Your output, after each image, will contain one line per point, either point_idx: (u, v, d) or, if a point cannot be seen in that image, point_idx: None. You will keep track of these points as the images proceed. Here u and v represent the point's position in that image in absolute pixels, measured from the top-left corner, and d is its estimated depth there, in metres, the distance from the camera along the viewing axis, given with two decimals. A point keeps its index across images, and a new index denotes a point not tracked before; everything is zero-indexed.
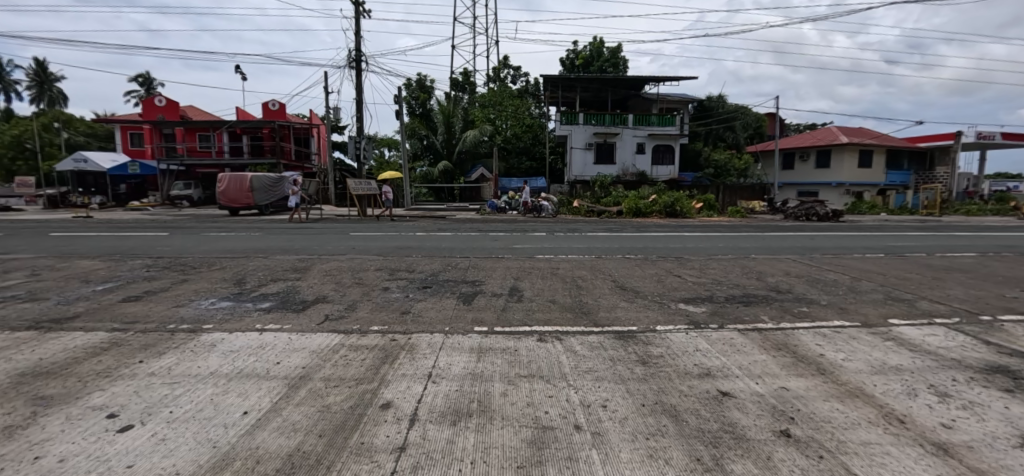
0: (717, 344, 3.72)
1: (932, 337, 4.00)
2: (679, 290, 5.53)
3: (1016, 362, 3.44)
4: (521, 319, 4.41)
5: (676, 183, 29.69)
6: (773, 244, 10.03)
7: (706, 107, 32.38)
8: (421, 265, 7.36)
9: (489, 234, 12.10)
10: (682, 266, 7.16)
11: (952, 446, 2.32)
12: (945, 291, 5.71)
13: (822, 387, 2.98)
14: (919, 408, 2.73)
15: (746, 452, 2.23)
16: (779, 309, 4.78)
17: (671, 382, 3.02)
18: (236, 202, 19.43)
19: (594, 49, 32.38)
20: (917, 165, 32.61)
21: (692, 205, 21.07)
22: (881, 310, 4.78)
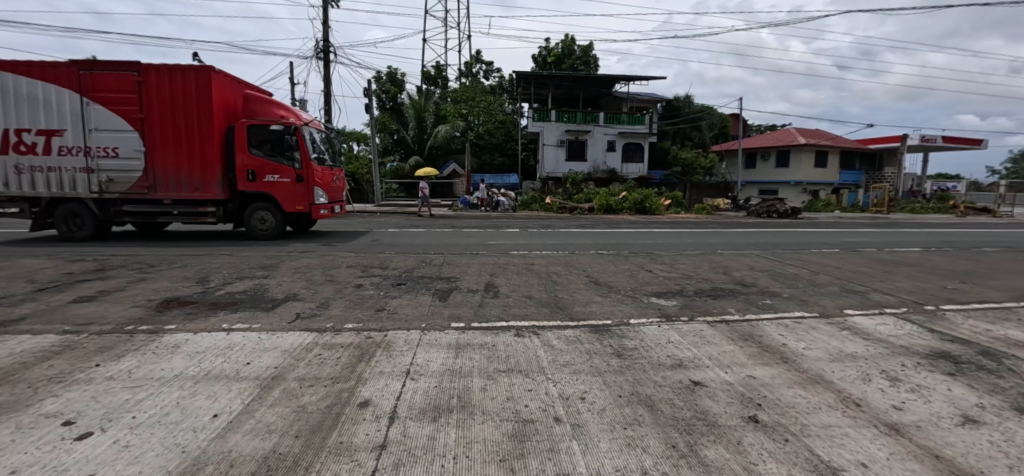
0: (688, 335, 3.85)
1: (884, 326, 4.27)
2: (651, 285, 5.66)
3: (957, 349, 3.73)
4: (498, 315, 4.43)
5: (645, 181, 30.47)
6: (738, 240, 10.41)
7: (674, 107, 33.27)
8: (394, 262, 7.24)
9: (463, 231, 12.04)
10: (654, 261, 7.35)
11: (903, 426, 2.50)
12: (895, 283, 6.09)
13: (786, 375, 3.13)
14: (873, 392, 2.92)
15: (717, 438, 2.33)
16: (745, 302, 4.98)
17: (646, 373, 3.11)
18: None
19: (566, 47, 32.64)
20: (867, 166, 34.57)
21: (661, 202, 21.60)
22: (838, 302, 5.06)
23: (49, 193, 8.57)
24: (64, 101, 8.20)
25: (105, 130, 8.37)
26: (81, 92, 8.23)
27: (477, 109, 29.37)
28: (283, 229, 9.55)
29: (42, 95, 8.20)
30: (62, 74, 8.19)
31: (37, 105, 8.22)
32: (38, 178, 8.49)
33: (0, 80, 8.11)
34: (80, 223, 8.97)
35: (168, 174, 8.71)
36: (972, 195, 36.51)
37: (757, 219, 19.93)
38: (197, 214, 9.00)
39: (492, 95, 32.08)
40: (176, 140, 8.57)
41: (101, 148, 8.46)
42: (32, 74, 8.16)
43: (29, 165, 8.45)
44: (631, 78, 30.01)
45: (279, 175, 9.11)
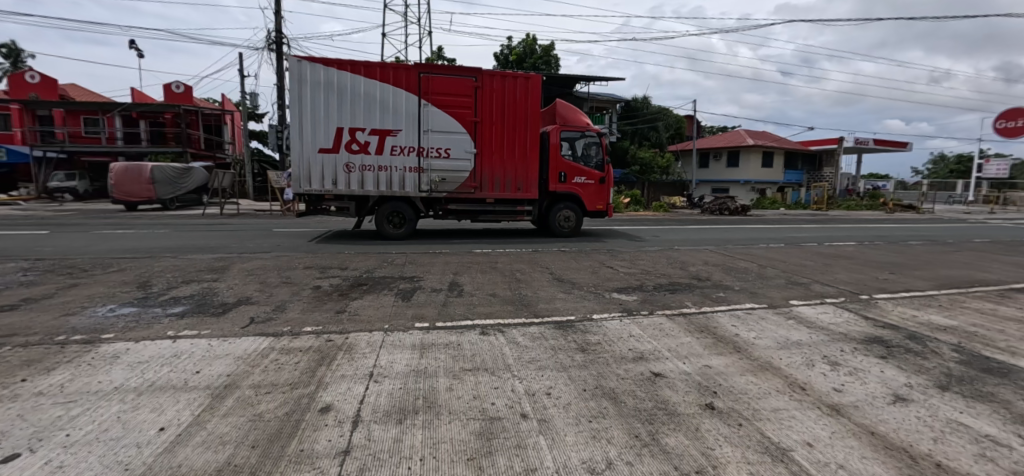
0: (648, 329, 3.98)
1: (825, 314, 4.58)
2: (613, 280, 5.82)
3: (888, 334, 4.06)
4: (463, 314, 4.41)
5: None
6: (693, 237, 10.85)
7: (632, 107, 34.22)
8: (354, 263, 7.06)
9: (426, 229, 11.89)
10: (614, 258, 7.54)
11: (843, 406, 2.70)
12: (834, 275, 6.55)
13: (739, 364, 3.30)
14: (817, 376, 3.12)
15: (677, 426, 2.42)
16: (700, 295, 5.19)
17: (609, 367, 3.18)
18: (133, 194, 17.36)
19: (527, 46, 32.83)
20: (809, 166, 36.89)
21: (621, 200, 22.17)
22: (784, 293, 5.39)
23: (377, 191, 9.15)
24: (403, 102, 8.81)
25: (436, 131, 9.02)
26: (419, 94, 8.87)
27: None
28: (579, 227, 10.56)
29: (381, 98, 8.81)
30: (402, 76, 8.78)
31: (372, 105, 8.81)
32: (369, 177, 9.05)
33: (342, 81, 8.69)
34: (399, 221, 9.56)
35: (495, 174, 9.43)
36: (899, 193, 39.71)
37: (710, 216, 20.86)
38: (515, 212, 9.75)
39: None
40: (503, 143, 9.33)
41: (433, 149, 9.10)
42: (370, 75, 8.73)
43: (358, 164, 8.99)
44: (592, 79, 30.61)
45: (585, 177, 10.12)
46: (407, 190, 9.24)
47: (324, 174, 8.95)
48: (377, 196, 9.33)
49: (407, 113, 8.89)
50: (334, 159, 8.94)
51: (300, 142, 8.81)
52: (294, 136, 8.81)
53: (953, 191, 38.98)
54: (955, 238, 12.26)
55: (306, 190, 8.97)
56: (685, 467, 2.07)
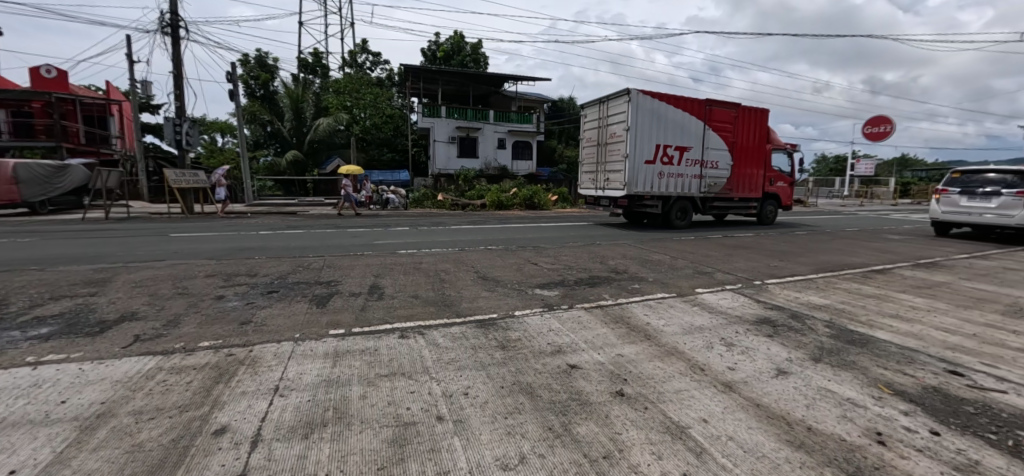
0: (567, 322, 4.11)
1: (724, 300, 5.03)
2: (536, 276, 5.94)
3: (775, 315, 4.56)
4: (382, 318, 4.25)
5: (534, 178, 31.37)
6: (614, 232, 11.42)
7: (558, 108, 35.25)
8: (265, 268, 6.54)
9: (348, 230, 11.34)
10: (540, 254, 7.72)
11: (735, 383, 2.97)
12: (734, 263, 7.23)
13: (648, 350, 3.51)
14: (714, 357, 3.42)
15: (589, 415, 2.52)
16: (617, 288, 5.47)
17: (527, 362, 3.24)
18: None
19: (455, 43, 32.47)
20: None
21: (548, 198, 22.77)
22: (691, 282, 5.83)
23: (675, 193, 11.89)
24: (694, 125, 11.59)
25: (712, 147, 11.99)
26: (705, 119, 11.72)
27: (362, 102, 27.89)
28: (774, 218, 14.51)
29: (687, 123, 11.58)
30: (694, 105, 11.55)
31: (672, 127, 11.43)
32: (677, 182, 11.79)
33: (655, 106, 11.15)
34: (682, 215, 12.36)
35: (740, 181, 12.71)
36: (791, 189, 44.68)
37: None
38: (747, 207, 13.26)
39: (380, 88, 30.83)
40: (750, 158, 12.67)
41: (711, 161, 12.08)
42: (676, 103, 11.34)
43: (665, 172, 11.63)
44: (520, 79, 31.08)
45: (784, 181, 13.94)
46: (693, 193, 12.14)
47: (645, 180, 11.41)
48: (676, 197, 12.12)
49: (695, 135, 11.74)
50: (651, 169, 11.45)
51: (632, 157, 11.11)
52: (628, 149, 11.11)
53: (832, 187, 44.79)
54: (831, 228, 14.11)
55: (636, 192, 11.29)
56: (595, 453, 2.16)
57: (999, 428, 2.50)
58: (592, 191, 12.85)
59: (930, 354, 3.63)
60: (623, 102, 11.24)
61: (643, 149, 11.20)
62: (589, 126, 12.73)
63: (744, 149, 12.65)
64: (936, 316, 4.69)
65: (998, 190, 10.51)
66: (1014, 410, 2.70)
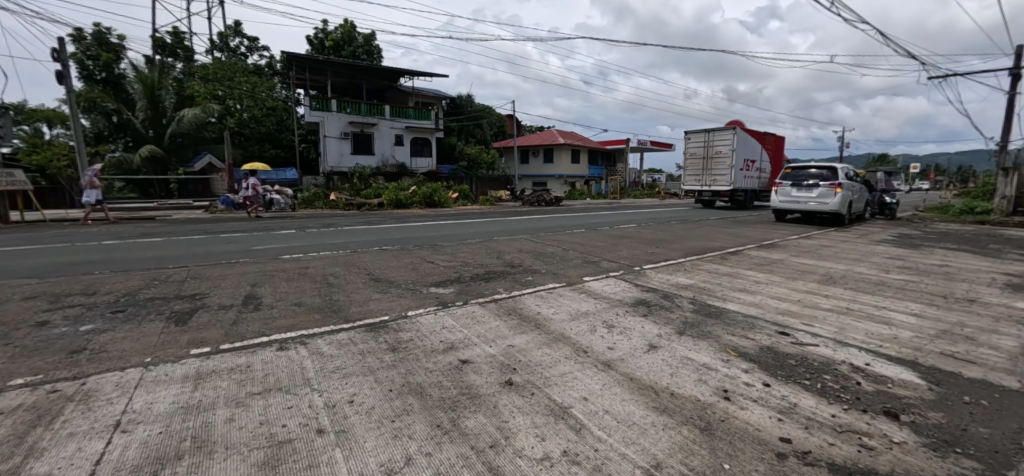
0: (461, 318, 4.14)
1: (608, 286, 5.46)
2: (432, 275, 5.88)
3: (649, 296, 5.07)
4: (257, 330, 3.85)
5: (437, 175, 30.76)
6: (512, 227, 11.76)
7: (457, 105, 35.08)
8: (109, 285, 5.53)
9: (222, 235, 10.10)
10: (437, 252, 7.63)
11: (613, 361, 3.24)
12: (618, 252, 7.88)
13: (537, 339, 3.67)
14: (596, 339, 3.70)
15: (478, 407, 2.57)
16: (512, 281, 5.63)
17: (418, 362, 3.19)
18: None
19: (345, 32, 30.55)
20: (606, 163, 43.44)
21: (449, 195, 22.65)
22: (579, 271, 6.24)
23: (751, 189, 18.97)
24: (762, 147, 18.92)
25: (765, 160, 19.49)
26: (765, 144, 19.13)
27: (237, 92, 25.31)
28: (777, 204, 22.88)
29: (756, 145, 18.84)
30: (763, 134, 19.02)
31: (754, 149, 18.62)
32: (754, 181, 18.97)
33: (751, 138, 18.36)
34: (752, 201, 19.62)
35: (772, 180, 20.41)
36: (669, 183, 49.88)
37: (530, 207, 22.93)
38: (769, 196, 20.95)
39: (258, 77, 28.03)
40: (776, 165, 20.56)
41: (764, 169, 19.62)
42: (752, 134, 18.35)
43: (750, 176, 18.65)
44: (416, 74, 30.29)
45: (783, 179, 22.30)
46: (758, 188, 19.54)
47: (740, 181, 18.16)
48: (751, 191, 19.33)
49: (762, 152, 19.18)
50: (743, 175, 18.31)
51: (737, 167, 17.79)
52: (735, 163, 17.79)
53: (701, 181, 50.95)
54: (699, 217, 16.07)
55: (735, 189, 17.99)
56: (481, 444, 2.21)
57: (811, 374, 3.08)
58: (697, 187, 19.27)
59: (767, 319, 4.33)
60: (728, 133, 17.85)
61: (739, 161, 17.89)
62: (693, 145, 19.05)
63: (778, 160, 20.78)
64: (773, 288, 5.60)
65: (817, 183, 12.97)
66: (822, 359, 3.34)
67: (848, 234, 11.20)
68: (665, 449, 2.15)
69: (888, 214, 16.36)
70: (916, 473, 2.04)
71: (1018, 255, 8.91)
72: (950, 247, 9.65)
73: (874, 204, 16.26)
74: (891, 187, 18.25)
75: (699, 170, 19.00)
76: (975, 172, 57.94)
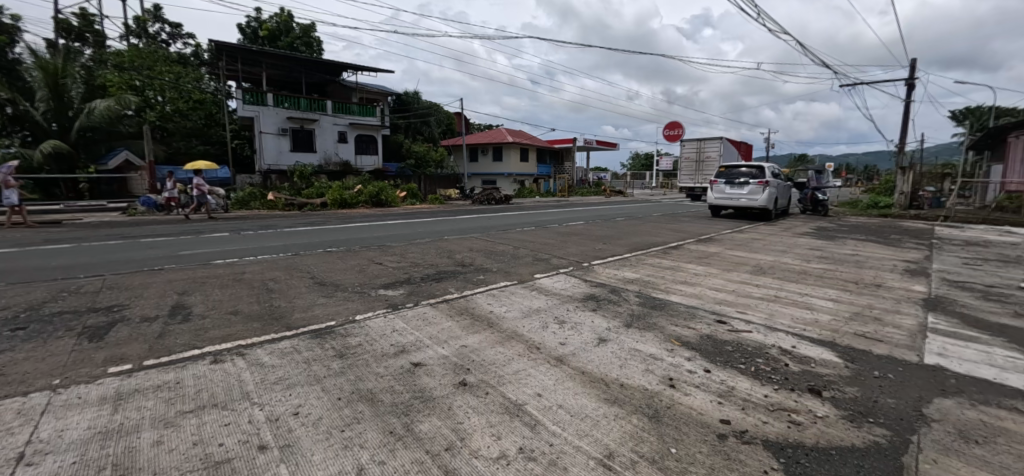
0: (412, 320, 4.05)
1: (558, 282, 5.57)
2: (381, 277, 5.71)
3: (598, 291, 5.23)
4: (188, 343, 3.55)
5: (382, 173, 30.11)
6: (462, 226, 11.65)
7: (403, 101, 34.27)
8: (6, 299, 4.87)
9: (143, 240, 9.22)
10: (385, 253, 7.43)
11: (565, 356, 3.30)
12: (567, 249, 8.06)
13: (490, 337, 3.67)
14: (548, 335, 3.75)
15: (432, 410, 2.52)
16: (463, 280, 5.60)
17: (368, 367, 3.09)
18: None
19: (282, 22, 28.89)
20: (554, 161, 44.22)
21: (396, 194, 22.11)
22: (531, 268, 6.31)
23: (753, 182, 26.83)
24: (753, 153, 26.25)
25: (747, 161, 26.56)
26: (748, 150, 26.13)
27: (159, 83, 23.30)
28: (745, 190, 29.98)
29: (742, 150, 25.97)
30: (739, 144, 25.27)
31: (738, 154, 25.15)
32: None
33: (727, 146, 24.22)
34: None
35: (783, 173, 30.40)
36: (614, 181, 51.66)
37: (480, 206, 22.91)
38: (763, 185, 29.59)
39: (183, 67, 25.92)
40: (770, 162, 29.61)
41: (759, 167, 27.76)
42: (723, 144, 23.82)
43: None
44: (360, 69, 29.24)
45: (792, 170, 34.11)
46: None
47: None
48: None
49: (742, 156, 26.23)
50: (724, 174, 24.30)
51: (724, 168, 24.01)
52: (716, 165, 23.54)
53: (644, 179, 53.19)
54: (642, 213, 16.79)
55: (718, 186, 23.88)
56: (436, 448, 2.17)
57: (746, 359, 3.30)
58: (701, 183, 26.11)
59: (706, 309, 4.60)
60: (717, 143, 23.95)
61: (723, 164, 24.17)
62: (692, 151, 25.32)
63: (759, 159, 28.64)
64: (710, 279, 5.97)
65: (747, 180, 13.95)
66: (755, 344, 3.60)
67: (774, 228, 12.15)
68: (617, 439, 2.22)
69: (822, 212, 16.84)
70: (837, 444, 2.24)
71: (914, 244, 10.08)
72: (860, 237, 10.73)
73: (805, 201, 16.87)
74: (822, 184, 18.96)
75: (693, 170, 25.00)
76: (878, 171, 64.78)
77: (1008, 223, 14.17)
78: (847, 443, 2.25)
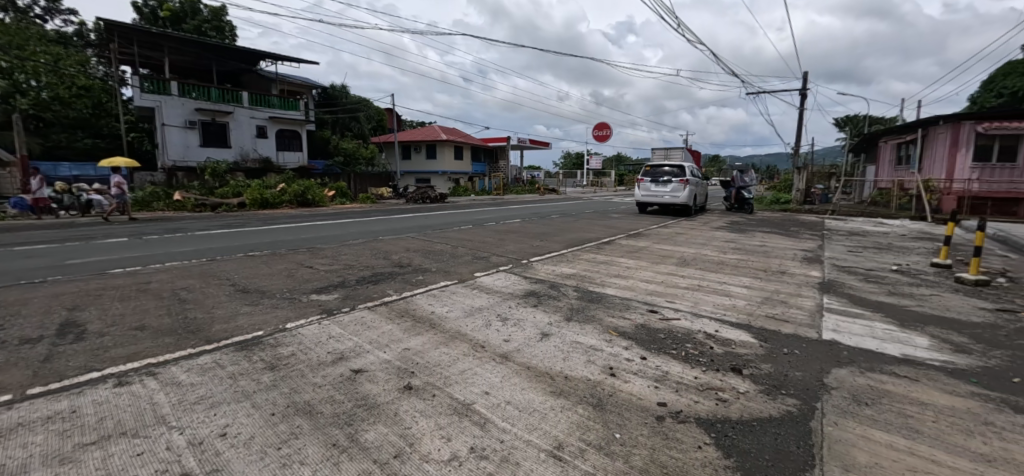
0: (349, 326, 3.86)
1: (498, 280, 5.59)
2: (311, 281, 5.38)
3: (538, 287, 5.33)
4: (83, 366, 3.09)
5: (307, 171, 28.38)
6: (397, 226, 11.31)
7: (330, 95, 32.51)
8: None
9: (14, 248, 7.87)
10: (315, 256, 7.00)
11: (509, 353, 3.32)
12: (506, 247, 8.13)
13: (434, 338, 3.60)
14: (492, 333, 3.75)
15: (377, 418, 2.43)
16: (402, 281, 5.44)
17: (304, 378, 2.90)
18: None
19: (186, 3, 26.15)
20: (489, 159, 44.32)
21: (324, 193, 20.95)
22: (471, 267, 6.28)
23: None
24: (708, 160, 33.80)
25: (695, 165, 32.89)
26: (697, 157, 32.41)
27: (31, 66, 20.11)
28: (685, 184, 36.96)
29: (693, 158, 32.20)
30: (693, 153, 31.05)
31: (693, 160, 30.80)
32: None
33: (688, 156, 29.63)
34: None
35: None
36: (547, 180, 52.89)
37: (414, 205, 22.38)
38: None
39: (62, 47, 22.61)
40: None
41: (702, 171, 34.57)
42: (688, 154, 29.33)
43: None
44: (280, 58, 27.24)
45: None
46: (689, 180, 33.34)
47: None
48: None
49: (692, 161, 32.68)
50: None
51: None
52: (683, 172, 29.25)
53: (575, 178, 54.99)
54: (575, 210, 17.36)
55: None
56: (384, 456, 2.10)
57: (676, 345, 3.54)
58: None
59: (639, 300, 4.88)
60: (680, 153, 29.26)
61: None
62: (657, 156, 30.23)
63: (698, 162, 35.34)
64: (641, 271, 6.33)
65: (670, 179, 14.92)
66: (683, 330, 3.88)
67: (694, 223, 13.15)
68: (565, 430, 2.28)
69: (748, 209, 17.51)
70: (758, 416, 2.48)
71: (809, 235, 11.40)
72: (766, 230, 11.93)
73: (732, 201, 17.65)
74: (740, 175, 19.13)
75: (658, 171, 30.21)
76: (778, 171, 72.39)
77: (880, 216, 16.51)
78: (766, 414, 2.50)
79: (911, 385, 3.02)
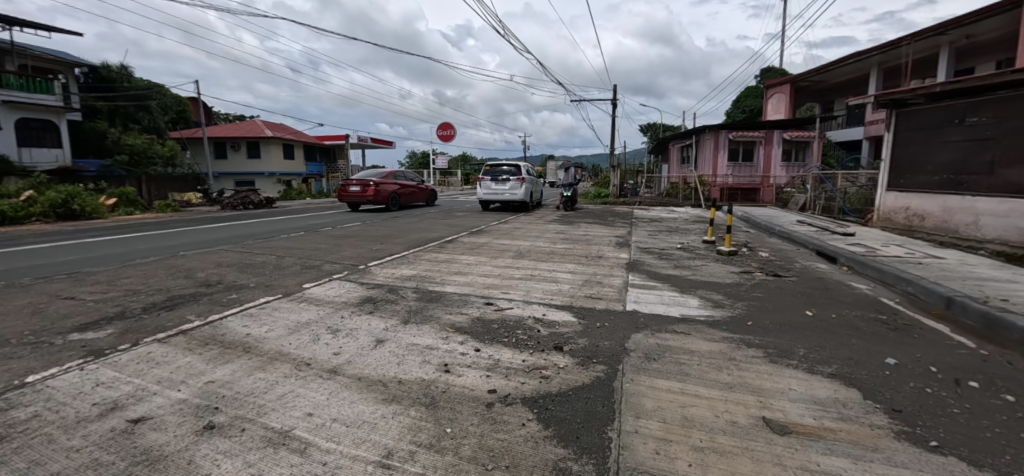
0: (130, 365, 3.13)
1: (331, 290, 5.17)
2: (71, 317, 4.17)
3: (376, 292, 5.11)
4: None
5: (74, 171, 21.81)
6: (207, 237, 9.64)
7: (103, 77, 25.66)
8: None
9: None
10: (81, 283, 5.46)
11: (340, 366, 3.10)
12: (342, 253, 7.59)
13: (247, 364, 3.15)
14: (319, 348, 3.44)
15: (163, 472, 2.00)
16: (207, 303, 4.61)
17: (53, 443, 2.23)
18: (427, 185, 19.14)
19: None
20: (325, 159, 40.68)
21: (100, 201, 16.43)
22: (298, 278, 5.67)
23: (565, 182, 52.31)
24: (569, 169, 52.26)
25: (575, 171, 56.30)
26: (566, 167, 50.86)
27: None
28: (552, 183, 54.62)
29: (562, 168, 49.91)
30: None
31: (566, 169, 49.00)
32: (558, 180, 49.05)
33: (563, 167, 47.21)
34: None
35: None
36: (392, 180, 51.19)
37: (232, 212, 19.19)
38: None
39: None
40: None
41: None
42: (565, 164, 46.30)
43: None
44: (14, 22, 20.44)
45: None
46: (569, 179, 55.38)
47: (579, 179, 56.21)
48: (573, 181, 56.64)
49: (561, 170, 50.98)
50: None
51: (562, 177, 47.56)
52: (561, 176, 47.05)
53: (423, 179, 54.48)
54: (419, 210, 17.10)
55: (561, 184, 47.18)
56: None
57: (508, 332, 3.79)
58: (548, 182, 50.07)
59: (477, 294, 5.07)
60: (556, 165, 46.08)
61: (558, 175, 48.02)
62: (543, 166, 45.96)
63: None
64: (480, 267, 6.58)
65: (508, 178, 15.85)
66: (515, 318, 4.16)
67: (531, 217, 14.21)
68: (395, 436, 2.22)
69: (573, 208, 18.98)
70: (574, 385, 2.81)
71: (622, 223, 13.35)
72: (589, 221, 13.59)
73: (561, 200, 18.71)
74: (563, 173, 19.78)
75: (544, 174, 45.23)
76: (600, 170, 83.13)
77: (672, 205, 20.27)
78: (580, 383, 2.84)
79: (684, 338, 3.79)
